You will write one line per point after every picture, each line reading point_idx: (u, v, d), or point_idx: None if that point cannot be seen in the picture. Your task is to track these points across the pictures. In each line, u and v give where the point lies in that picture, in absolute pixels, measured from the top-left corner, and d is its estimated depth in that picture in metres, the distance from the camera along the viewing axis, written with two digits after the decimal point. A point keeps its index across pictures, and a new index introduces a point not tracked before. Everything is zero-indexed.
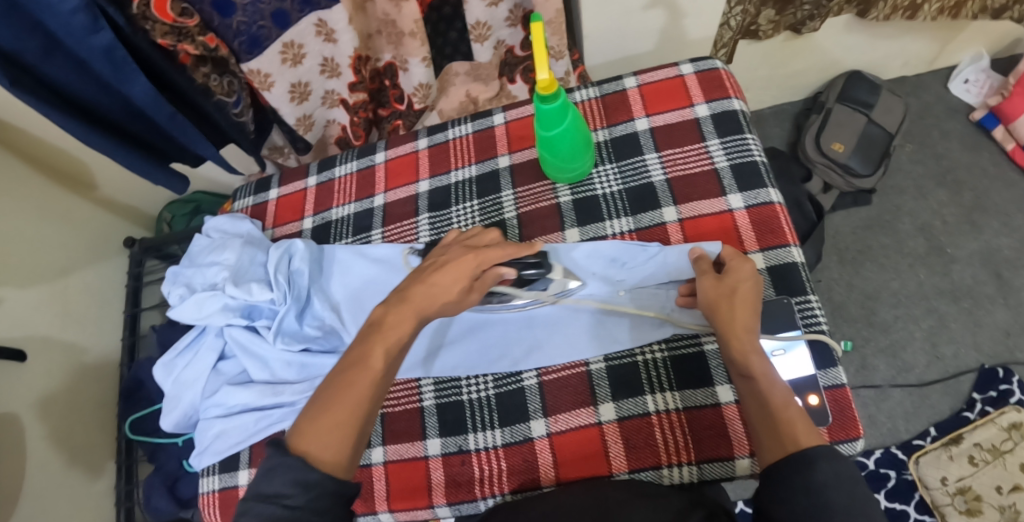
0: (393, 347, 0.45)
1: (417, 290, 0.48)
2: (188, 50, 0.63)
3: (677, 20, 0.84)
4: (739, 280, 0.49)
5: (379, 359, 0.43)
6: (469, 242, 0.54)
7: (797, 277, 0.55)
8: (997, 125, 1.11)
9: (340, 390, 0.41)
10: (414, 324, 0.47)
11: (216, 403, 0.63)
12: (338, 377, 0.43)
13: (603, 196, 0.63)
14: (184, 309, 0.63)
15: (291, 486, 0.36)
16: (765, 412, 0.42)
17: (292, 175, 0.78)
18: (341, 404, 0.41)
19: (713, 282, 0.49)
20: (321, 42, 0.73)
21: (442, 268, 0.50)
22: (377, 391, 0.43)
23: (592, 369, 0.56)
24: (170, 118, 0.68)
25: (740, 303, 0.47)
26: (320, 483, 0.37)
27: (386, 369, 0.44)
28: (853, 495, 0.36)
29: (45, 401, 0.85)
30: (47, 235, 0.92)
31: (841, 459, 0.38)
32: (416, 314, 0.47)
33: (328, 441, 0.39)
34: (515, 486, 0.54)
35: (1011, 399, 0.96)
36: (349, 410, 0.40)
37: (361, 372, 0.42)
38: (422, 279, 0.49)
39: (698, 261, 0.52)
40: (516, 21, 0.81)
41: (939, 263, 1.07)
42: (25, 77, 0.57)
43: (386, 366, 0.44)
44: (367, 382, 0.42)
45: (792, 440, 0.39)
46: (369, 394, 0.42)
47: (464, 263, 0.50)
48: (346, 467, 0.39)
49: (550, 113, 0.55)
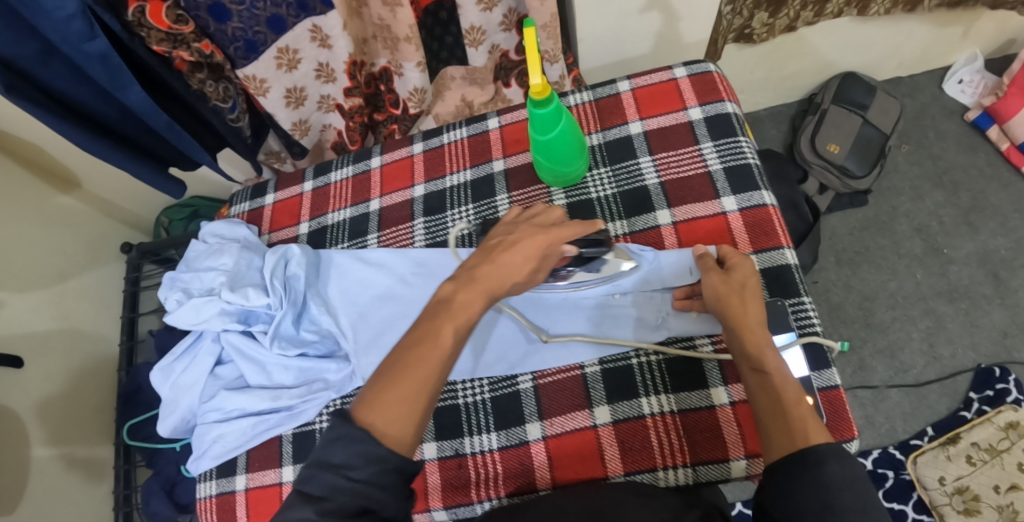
0: (464, 326, 0.44)
1: (488, 270, 0.48)
2: (184, 56, 0.63)
3: (672, 23, 0.85)
4: (747, 276, 0.50)
5: (449, 337, 0.42)
6: (536, 221, 0.53)
7: (793, 280, 0.56)
8: (992, 125, 1.12)
9: (408, 363, 0.40)
10: (484, 303, 0.46)
11: (214, 408, 0.63)
12: (406, 352, 0.41)
13: (597, 199, 0.63)
14: (181, 314, 0.63)
15: (356, 458, 0.35)
16: (777, 407, 0.42)
17: (288, 180, 0.79)
18: (409, 380, 0.40)
19: (720, 283, 0.50)
20: (316, 47, 0.74)
21: (511, 247, 0.49)
22: (444, 370, 0.41)
23: (587, 372, 0.56)
24: (167, 125, 0.68)
25: (751, 296, 0.49)
26: (386, 458, 0.36)
27: (453, 348, 0.43)
28: (860, 495, 0.36)
29: (44, 406, 0.86)
30: (45, 240, 0.92)
31: (849, 457, 0.38)
32: (486, 294, 0.46)
33: (395, 416, 0.38)
34: (512, 489, 0.55)
35: (1009, 399, 0.97)
36: (417, 386, 0.39)
37: (430, 348, 0.41)
38: (490, 256, 0.49)
39: (702, 259, 0.53)
40: (511, 26, 0.81)
41: (936, 264, 1.07)
42: (22, 84, 0.57)
43: (453, 345, 0.43)
44: (435, 359, 0.41)
45: (803, 435, 0.40)
46: (438, 372, 0.41)
47: (534, 242, 0.49)
48: (410, 444, 0.38)
49: (546, 117, 0.55)
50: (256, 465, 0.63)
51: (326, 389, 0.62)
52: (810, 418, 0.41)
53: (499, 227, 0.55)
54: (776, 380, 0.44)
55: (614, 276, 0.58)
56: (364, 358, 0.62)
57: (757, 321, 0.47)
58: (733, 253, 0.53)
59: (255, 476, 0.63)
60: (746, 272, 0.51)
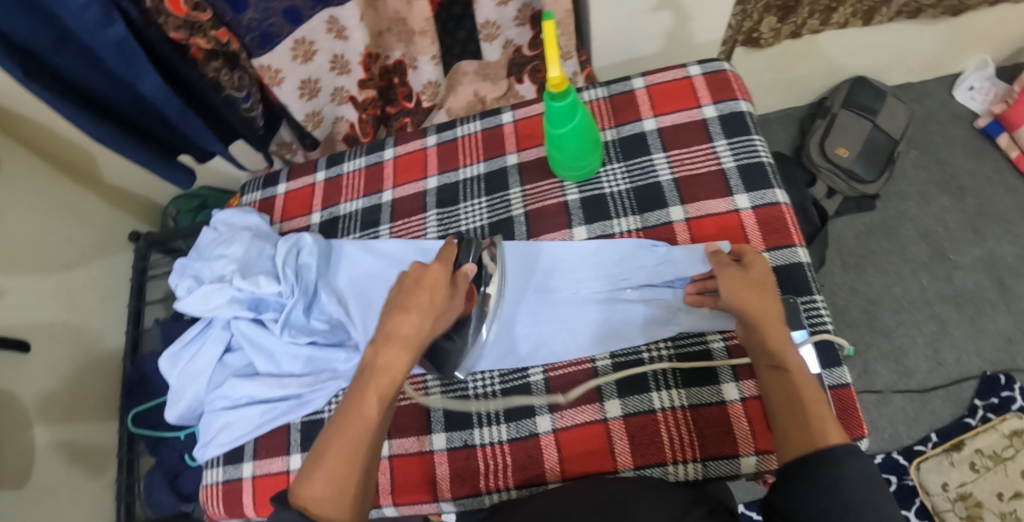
0: (387, 390, 0.44)
1: (400, 324, 0.46)
2: (200, 44, 0.64)
3: (685, 22, 0.85)
4: (763, 276, 0.50)
5: (373, 407, 0.43)
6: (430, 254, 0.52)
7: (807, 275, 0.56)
8: (1001, 132, 1.11)
9: (335, 437, 0.42)
10: (408, 359, 0.45)
11: (222, 395, 0.63)
12: (334, 428, 0.43)
13: (610, 195, 0.64)
14: (192, 301, 0.63)
15: None
16: (795, 404, 0.42)
17: (300, 170, 0.79)
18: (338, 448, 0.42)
19: (741, 282, 0.49)
20: (332, 39, 0.74)
21: (415, 287, 0.47)
22: (373, 437, 0.43)
23: (598, 366, 0.56)
24: (180, 113, 0.68)
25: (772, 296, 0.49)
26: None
27: (381, 416, 0.44)
28: (873, 490, 0.36)
29: (49, 391, 0.86)
30: (55, 227, 0.92)
31: (863, 457, 0.38)
32: (410, 347, 0.45)
33: (326, 494, 0.40)
34: (521, 481, 0.55)
35: (1013, 407, 0.97)
36: (345, 460, 0.42)
37: (356, 422, 0.43)
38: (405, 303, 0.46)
39: (715, 254, 0.53)
40: (525, 21, 0.81)
41: (942, 270, 1.07)
42: (36, 68, 0.58)
43: (380, 412, 0.44)
44: (360, 432, 0.42)
45: (820, 435, 0.40)
46: (366, 441, 0.43)
47: (435, 274, 0.48)
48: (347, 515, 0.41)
49: (560, 111, 0.55)
50: (264, 453, 0.63)
51: (335, 378, 0.61)
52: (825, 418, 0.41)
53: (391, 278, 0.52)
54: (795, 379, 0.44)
55: (633, 270, 0.58)
56: None
57: (772, 321, 0.47)
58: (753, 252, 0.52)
59: (263, 464, 0.63)
60: (759, 270, 0.51)
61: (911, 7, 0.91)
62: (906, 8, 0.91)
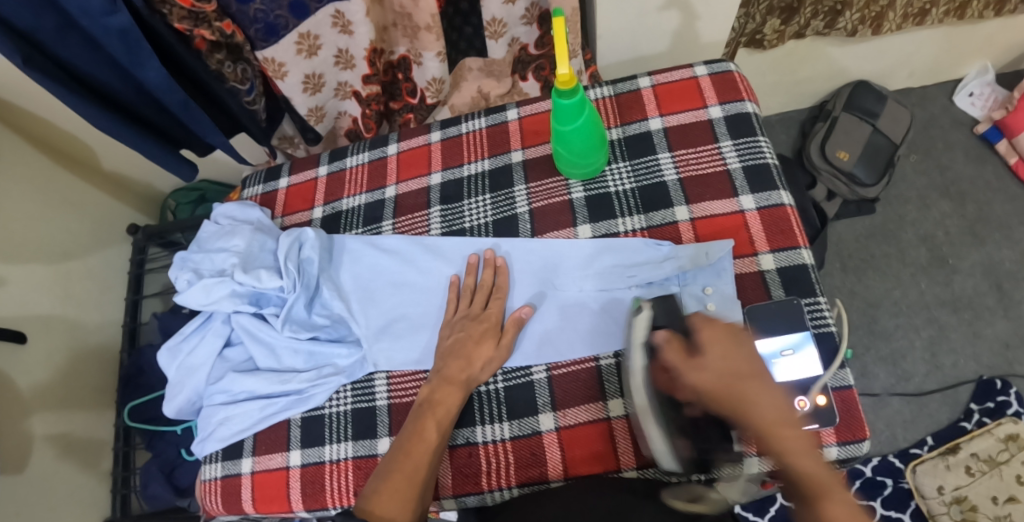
0: (443, 420, 0.54)
1: (452, 366, 0.56)
2: (204, 35, 0.64)
3: (691, 23, 0.84)
4: (722, 361, 0.43)
5: (432, 431, 0.53)
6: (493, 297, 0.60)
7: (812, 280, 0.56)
8: (1000, 138, 1.12)
9: (403, 458, 0.51)
10: (461, 397, 0.55)
11: (221, 390, 0.63)
12: (400, 449, 0.52)
13: (615, 194, 0.63)
14: (192, 294, 0.63)
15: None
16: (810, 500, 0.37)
17: (303, 164, 0.78)
18: (401, 474, 0.50)
19: (711, 368, 0.43)
20: (337, 33, 0.73)
21: (472, 341, 0.57)
22: (432, 458, 0.52)
23: (601, 365, 0.56)
24: (183, 104, 0.68)
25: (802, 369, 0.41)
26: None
27: (438, 440, 0.53)
28: None
29: (45, 383, 0.85)
30: (52, 218, 0.92)
31: None
32: (461, 388, 0.55)
33: (391, 504, 0.48)
34: (523, 480, 0.54)
35: (1009, 411, 0.97)
36: (407, 478, 0.50)
37: (418, 443, 0.52)
38: (457, 353, 0.57)
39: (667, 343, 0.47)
40: (533, 20, 0.81)
41: (941, 274, 1.08)
42: (39, 56, 0.57)
43: (437, 437, 0.53)
44: (422, 452, 0.51)
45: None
46: (426, 461, 0.51)
47: (483, 328, 0.58)
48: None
49: (568, 108, 0.55)
50: (263, 448, 0.63)
51: (337, 374, 0.62)
52: (850, 497, 0.36)
53: (445, 326, 0.60)
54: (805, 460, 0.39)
55: (644, 267, 0.58)
56: (376, 344, 0.62)
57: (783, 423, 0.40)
58: (707, 330, 0.45)
59: (262, 459, 0.63)
60: (718, 356, 0.44)
61: (915, 7, 0.91)
62: (912, 10, 0.92)
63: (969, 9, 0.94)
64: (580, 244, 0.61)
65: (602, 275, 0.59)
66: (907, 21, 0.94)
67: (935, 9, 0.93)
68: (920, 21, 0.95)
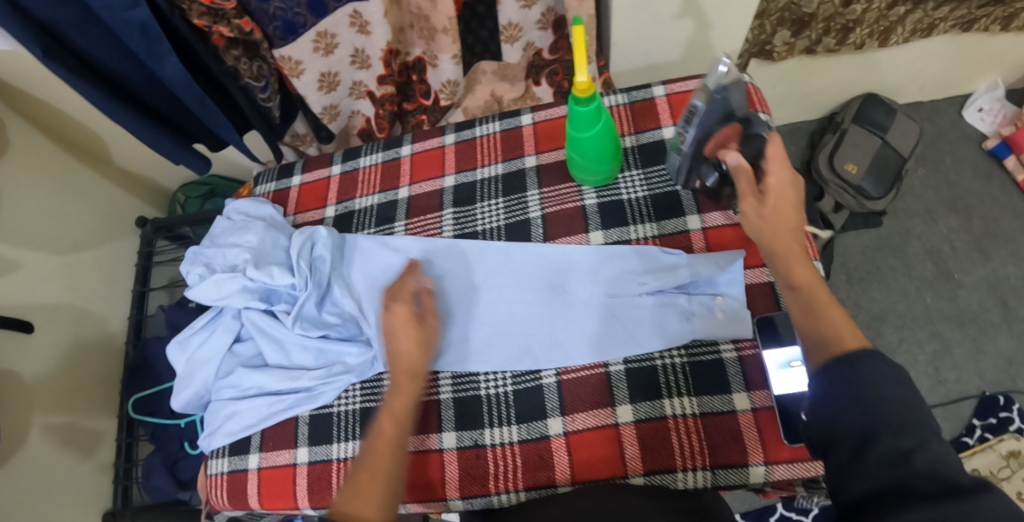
0: (400, 412, 0.53)
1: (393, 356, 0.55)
2: (223, 32, 0.64)
3: (704, 32, 0.85)
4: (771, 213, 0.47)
5: (390, 425, 0.52)
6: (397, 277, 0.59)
7: (709, 133, 0.55)
8: (1009, 155, 1.12)
9: (368, 460, 0.49)
10: (415, 384, 0.55)
11: (230, 385, 0.64)
12: (369, 451, 0.50)
13: (628, 201, 0.64)
14: (202, 289, 0.63)
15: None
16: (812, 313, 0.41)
17: (316, 162, 0.79)
18: (368, 473, 0.48)
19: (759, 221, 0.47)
20: (354, 33, 0.74)
21: (394, 333, 0.56)
22: (398, 452, 0.50)
23: (611, 370, 0.56)
24: (198, 99, 0.68)
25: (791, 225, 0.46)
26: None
27: (399, 431, 0.52)
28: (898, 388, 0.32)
29: (49, 370, 0.86)
30: (62, 209, 0.92)
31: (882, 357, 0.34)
32: (412, 376, 0.54)
33: (361, 502, 0.45)
34: (530, 483, 0.55)
35: (1010, 427, 0.98)
36: (374, 478, 0.47)
37: (380, 442, 0.51)
38: (390, 349, 0.55)
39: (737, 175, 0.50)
40: (548, 25, 0.81)
41: (946, 288, 1.08)
42: (57, 48, 0.58)
43: (399, 430, 0.52)
44: (385, 448, 0.50)
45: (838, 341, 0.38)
46: (391, 455, 0.50)
47: (401, 313, 0.55)
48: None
49: (584, 115, 0.55)
50: (270, 444, 0.63)
51: (347, 372, 0.62)
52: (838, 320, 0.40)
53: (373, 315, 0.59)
54: (833, 355, 0.37)
55: (652, 279, 0.58)
56: (385, 345, 0.62)
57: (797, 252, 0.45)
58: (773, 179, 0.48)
59: (269, 456, 0.63)
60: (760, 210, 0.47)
61: (925, 23, 0.91)
62: (921, 26, 0.92)
63: (976, 23, 0.94)
64: (591, 253, 0.61)
65: (600, 282, 0.60)
66: (914, 35, 0.94)
67: (943, 24, 0.93)
68: (928, 34, 0.94)
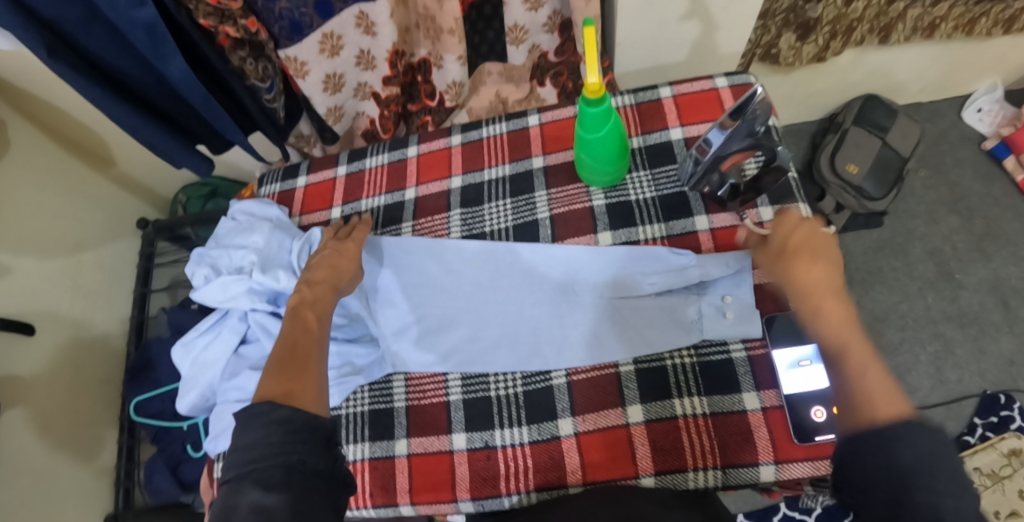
0: (323, 313, 0.56)
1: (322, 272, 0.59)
2: (229, 32, 0.64)
3: (710, 33, 0.85)
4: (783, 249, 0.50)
5: (314, 322, 0.54)
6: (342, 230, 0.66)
7: (725, 155, 0.55)
8: (1009, 155, 1.13)
9: (293, 343, 0.51)
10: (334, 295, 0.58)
11: (235, 387, 0.63)
12: (285, 337, 0.51)
13: (636, 202, 0.64)
14: (209, 291, 0.63)
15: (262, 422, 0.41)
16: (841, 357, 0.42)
17: (322, 163, 0.78)
18: (289, 354, 0.49)
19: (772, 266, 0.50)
20: (360, 33, 0.74)
21: (337, 256, 0.61)
22: (317, 346, 0.52)
23: (621, 370, 0.56)
24: (204, 100, 0.67)
25: (811, 257, 0.48)
26: (290, 419, 0.42)
27: (320, 329, 0.54)
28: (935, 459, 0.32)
29: (51, 372, 0.85)
30: (63, 210, 0.92)
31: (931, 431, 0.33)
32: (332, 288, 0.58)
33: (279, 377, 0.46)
34: (541, 484, 0.55)
35: (1012, 426, 0.98)
36: (296, 360, 0.49)
37: (304, 333, 0.52)
38: (324, 264, 0.60)
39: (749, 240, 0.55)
40: (553, 28, 0.81)
41: (947, 289, 1.08)
42: (62, 47, 0.57)
43: (320, 327, 0.54)
44: (309, 338, 0.52)
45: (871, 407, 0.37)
46: (313, 345, 0.52)
47: (351, 248, 0.62)
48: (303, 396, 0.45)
49: (594, 116, 0.55)
50: None
51: (356, 374, 0.61)
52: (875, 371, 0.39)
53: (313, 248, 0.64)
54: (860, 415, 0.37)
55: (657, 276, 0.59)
56: (393, 347, 0.63)
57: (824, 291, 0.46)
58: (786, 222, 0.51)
59: None
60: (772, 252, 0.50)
61: (925, 21, 0.92)
62: (921, 25, 0.92)
63: (978, 24, 0.94)
64: (598, 252, 0.61)
65: (605, 279, 0.61)
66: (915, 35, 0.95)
67: (944, 23, 0.94)
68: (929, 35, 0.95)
